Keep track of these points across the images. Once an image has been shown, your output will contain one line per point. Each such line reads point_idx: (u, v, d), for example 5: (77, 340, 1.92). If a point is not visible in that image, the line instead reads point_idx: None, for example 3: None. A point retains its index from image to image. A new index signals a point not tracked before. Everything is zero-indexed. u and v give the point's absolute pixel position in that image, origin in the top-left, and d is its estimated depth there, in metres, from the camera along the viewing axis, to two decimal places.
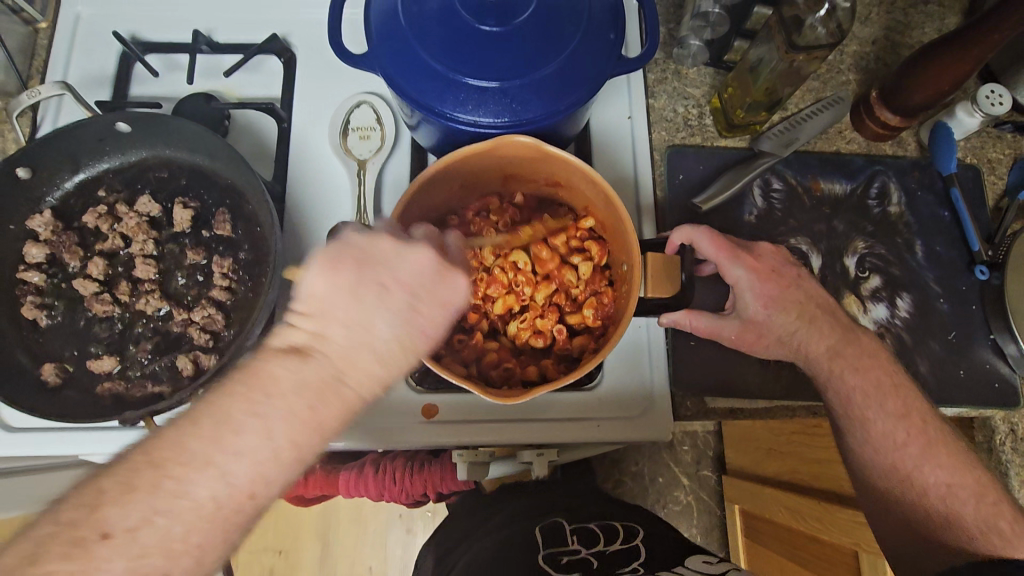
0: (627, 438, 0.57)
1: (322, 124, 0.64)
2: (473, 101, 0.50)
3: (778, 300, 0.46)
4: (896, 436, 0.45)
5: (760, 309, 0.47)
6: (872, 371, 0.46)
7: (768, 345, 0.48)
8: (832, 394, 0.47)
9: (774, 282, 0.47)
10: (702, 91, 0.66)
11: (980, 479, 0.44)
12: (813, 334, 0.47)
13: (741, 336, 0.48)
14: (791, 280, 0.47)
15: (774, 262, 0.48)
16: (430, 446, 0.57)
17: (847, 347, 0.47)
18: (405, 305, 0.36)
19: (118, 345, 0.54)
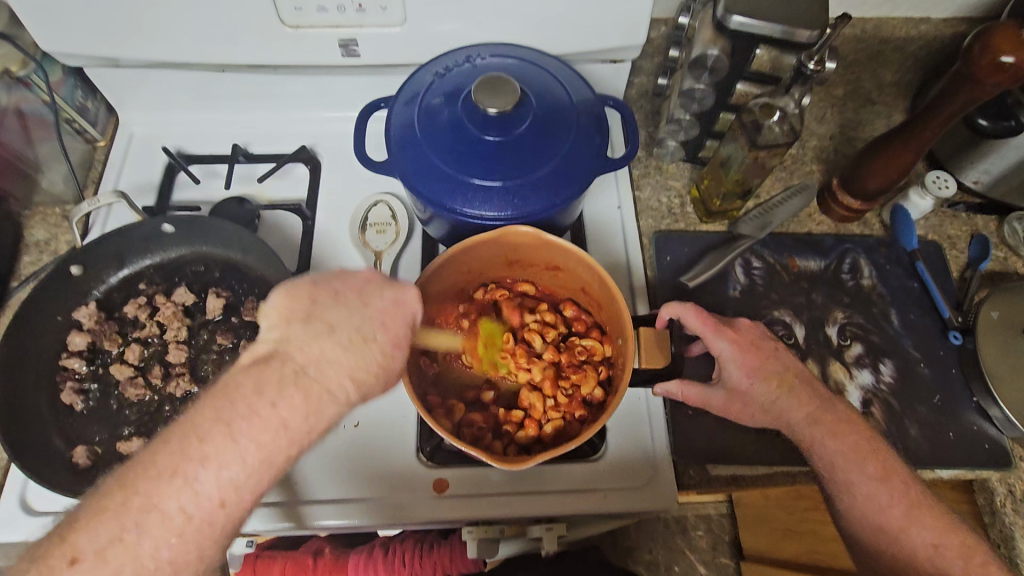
0: (633, 509, 0.58)
1: (343, 221, 0.72)
2: (480, 197, 0.57)
3: (760, 372, 0.50)
4: (880, 500, 0.47)
5: (743, 377, 0.51)
6: (851, 435, 0.49)
7: (756, 413, 0.51)
8: (817, 459, 0.49)
9: (755, 355, 0.51)
10: (682, 182, 0.75)
11: (966, 539, 0.45)
12: (795, 402, 0.50)
13: (727, 405, 0.52)
14: (770, 351, 0.51)
15: (756, 336, 0.52)
16: (441, 521, 0.59)
17: (829, 408, 0.50)
18: (359, 307, 0.40)
19: (148, 426, 0.57)
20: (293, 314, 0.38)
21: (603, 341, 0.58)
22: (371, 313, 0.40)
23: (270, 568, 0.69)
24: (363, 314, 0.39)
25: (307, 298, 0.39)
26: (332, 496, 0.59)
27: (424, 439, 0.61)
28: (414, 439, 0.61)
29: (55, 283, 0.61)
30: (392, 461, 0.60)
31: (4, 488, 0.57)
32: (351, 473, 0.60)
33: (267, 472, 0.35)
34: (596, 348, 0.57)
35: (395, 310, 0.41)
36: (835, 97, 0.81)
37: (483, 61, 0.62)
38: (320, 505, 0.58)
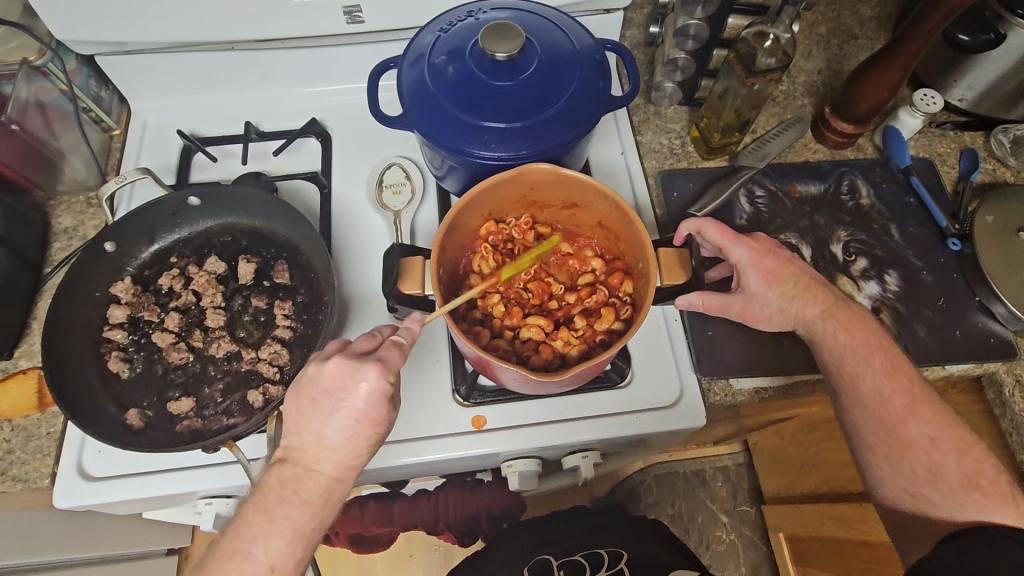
0: (663, 427, 0.61)
1: (359, 186, 0.74)
2: (495, 140, 0.60)
3: (776, 280, 0.54)
4: (884, 390, 0.53)
5: (761, 282, 0.54)
6: (861, 334, 0.54)
7: (774, 319, 0.56)
8: (831, 355, 0.54)
9: (772, 263, 0.54)
10: (681, 125, 0.78)
11: (964, 437, 0.51)
12: (808, 304, 0.54)
13: (744, 310, 0.55)
14: (787, 258, 0.55)
15: (773, 248, 0.56)
16: (482, 455, 0.61)
17: (841, 307, 0.55)
18: (334, 406, 0.46)
19: (194, 387, 0.60)
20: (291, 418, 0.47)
21: (622, 272, 0.61)
22: (347, 411, 0.46)
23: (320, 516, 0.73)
24: (341, 416, 0.46)
25: (296, 407, 0.47)
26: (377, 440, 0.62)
27: (459, 380, 0.63)
28: (449, 382, 0.64)
29: (91, 260, 0.63)
30: (431, 404, 0.63)
31: (61, 457, 0.59)
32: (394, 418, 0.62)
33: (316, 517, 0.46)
34: (615, 278, 0.60)
35: (366, 398, 0.46)
36: (819, 34, 0.85)
37: (485, 15, 0.64)
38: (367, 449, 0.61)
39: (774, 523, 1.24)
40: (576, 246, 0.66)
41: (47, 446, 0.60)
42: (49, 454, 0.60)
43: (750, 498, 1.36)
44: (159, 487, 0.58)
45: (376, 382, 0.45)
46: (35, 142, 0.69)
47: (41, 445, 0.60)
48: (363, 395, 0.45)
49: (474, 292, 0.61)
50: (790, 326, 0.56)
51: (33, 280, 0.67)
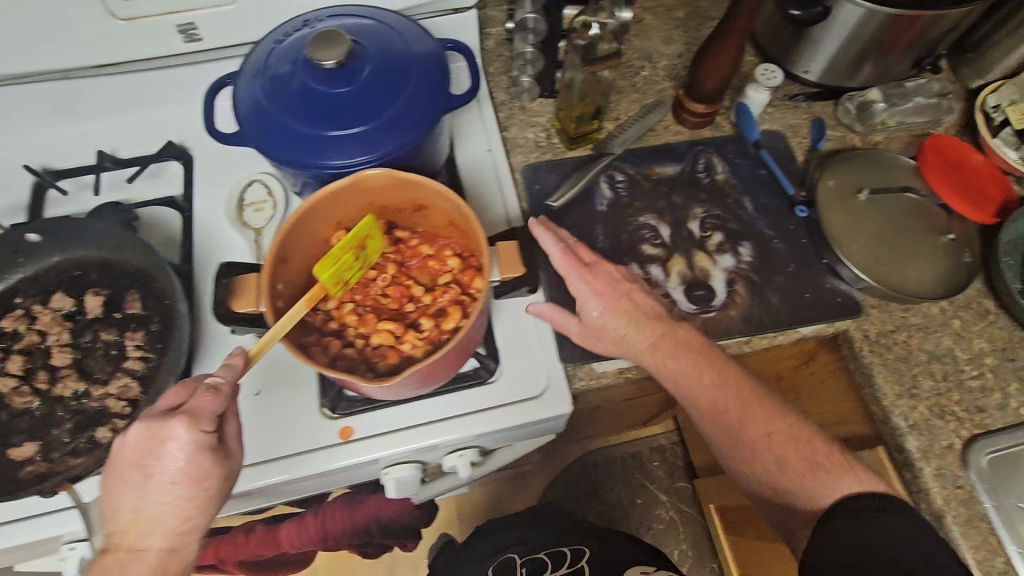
0: (530, 417, 0.62)
1: (220, 206, 0.73)
2: (333, 149, 0.59)
3: (612, 308, 0.59)
4: (716, 399, 0.57)
5: (598, 309, 0.59)
6: (691, 357, 0.58)
7: (616, 346, 0.59)
8: (666, 375, 0.58)
9: (608, 290, 0.60)
10: (546, 118, 0.79)
11: (797, 424, 0.57)
12: (645, 330, 0.59)
13: (585, 335, 0.60)
14: (620, 292, 0.60)
15: (611, 279, 0.61)
16: (353, 464, 0.61)
17: (667, 337, 0.59)
18: (143, 477, 0.46)
19: (40, 430, 0.58)
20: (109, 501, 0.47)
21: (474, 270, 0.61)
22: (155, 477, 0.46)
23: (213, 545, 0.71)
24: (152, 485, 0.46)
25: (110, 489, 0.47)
26: (243, 462, 0.61)
27: (326, 392, 0.63)
28: (317, 396, 0.63)
29: None
30: (299, 419, 0.62)
31: None
32: (260, 439, 0.61)
33: None
34: (467, 277, 0.60)
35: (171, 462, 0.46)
36: (677, 18, 0.87)
37: (322, 23, 0.62)
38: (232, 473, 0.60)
39: (706, 496, 1.27)
40: (435, 245, 0.65)
41: None
42: None
43: (685, 473, 1.39)
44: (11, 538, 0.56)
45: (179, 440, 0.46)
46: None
47: None
48: (171, 456, 0.46)
49: (328, 303, 0.60)
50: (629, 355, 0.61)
51: None
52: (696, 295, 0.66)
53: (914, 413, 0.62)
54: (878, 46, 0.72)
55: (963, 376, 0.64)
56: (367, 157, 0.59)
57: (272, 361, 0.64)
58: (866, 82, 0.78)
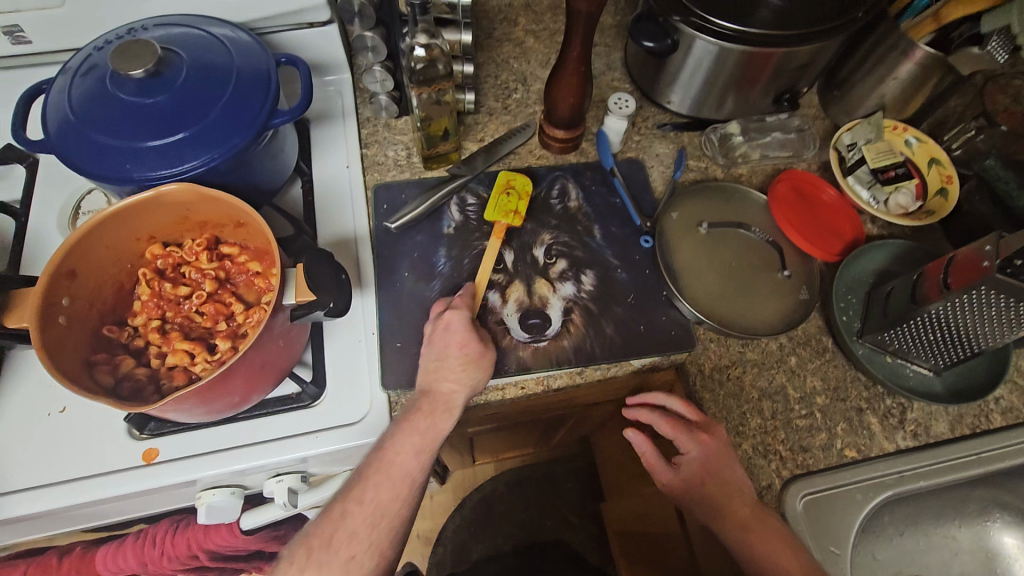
0: (346, 446, 0.59)
1: (54, 213, 0.70)
2: (132, 159, 0.57)
3: (703, 460, 0.59)
4: None
5: (693, 473, 0.59)
6: (742, 510, 0.56)
7: (691, 500, 0.60)
8: (733, 530, 0.55)
9: (720, 450, 0.59)
10: (409, 136, 0.78)
11: None
12: (729, 480, 0.58)
13: (672, 486, 0.62)
14: (726, 460, 0.59)
15: (721, 441, 0.59)
16: (152, 489, 0.58)
17: (756, 516, 0.56)
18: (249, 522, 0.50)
19: None
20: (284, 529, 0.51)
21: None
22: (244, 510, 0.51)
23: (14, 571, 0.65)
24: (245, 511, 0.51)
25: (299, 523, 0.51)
26: (31, 485, 0.56)
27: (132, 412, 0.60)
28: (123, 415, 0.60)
29: None
30: (98, 439, 0.58)
31: None
32: (51, 460, 0.57)
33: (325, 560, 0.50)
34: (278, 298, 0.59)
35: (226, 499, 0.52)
36: (558, 43, 0.87)
37: (145, 33, 0.62)
38: (16, 495, 0.56)
39: (607, 522, 1.26)
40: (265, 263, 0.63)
41: None
42: None
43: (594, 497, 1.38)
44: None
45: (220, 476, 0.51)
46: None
47: None
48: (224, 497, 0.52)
49: (136, 318, 0.59)
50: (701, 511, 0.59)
51: None
52: (531, 324, 0.64)
53: (737, 451, 0.62)
54: (732, 81, 0.72)
55: (792, 416, 0.63)
56: (169, 168, 0.57)
57: None
58: (727, 116, 0.78)
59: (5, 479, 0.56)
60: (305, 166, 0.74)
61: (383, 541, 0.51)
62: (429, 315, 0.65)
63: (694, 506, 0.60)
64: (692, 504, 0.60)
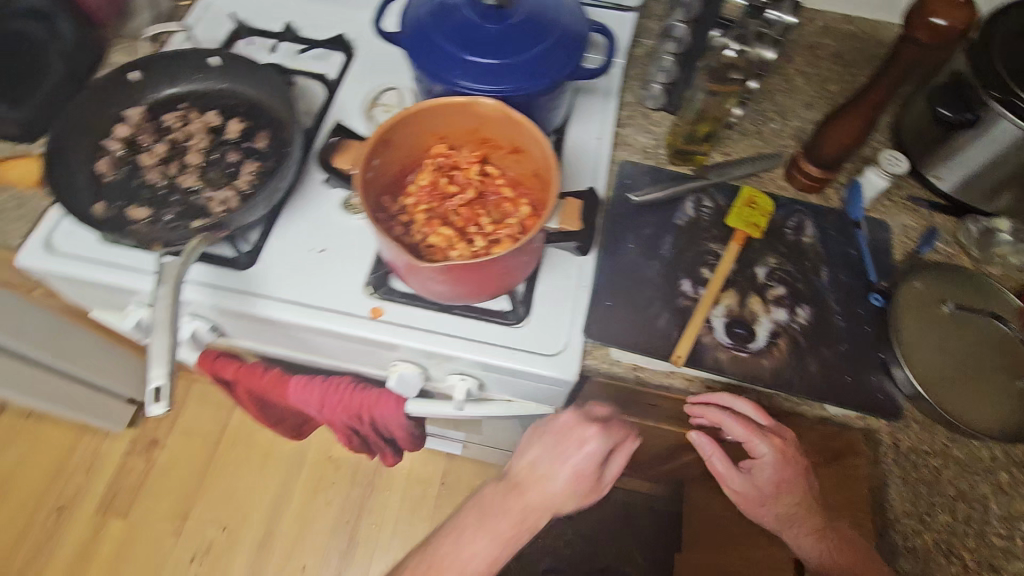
0: (536, 370, 0.65)
1: (357, 98, 0.83)
2: (462, 67, 0.67)
3: (776, 462, 0.62)
4: None
5: (772, 484, 0.63)
6: (814, 519, 0.63)
7: (764, 505, 0.65)
8: (812, 537, 0.62)
9: (790, 452, 0.63)
10: (662, 130, 0.82)
11: None
12: (801, 489, 0.63)
13: (744, 492, 0.66)
14: (801, 467, 0.63)
15: (793, 447, 0.63)
16: (372, 340, 0.67)
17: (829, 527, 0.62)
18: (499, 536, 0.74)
19: (158, 202, 0.69)
20: (500, 516, 0.75)
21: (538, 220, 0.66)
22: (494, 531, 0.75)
23: (228, 367, 0.76)
24: (492, 537, 0.74)
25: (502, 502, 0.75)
26: (287, 300, 0.68)
27: (373, 274, 0.69)
28: (365, 274, 0.70)
29: (118, 82, 0.73)
30: (344, 286, 0.69)
31: (37, 227, 0.69)
32: (308, 287, 0.69)
33: (496, 537, 0.74)
34: (529, 221, 0.65)
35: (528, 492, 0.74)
36: (828, 91, 0.87)
37: None
38: (274, 303, 0.68)
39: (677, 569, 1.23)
40: (516, 189, 0.71)
41: (26, 214, 0.70)
42: (27, 222, 0.70)
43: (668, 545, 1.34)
44: (109, 277, 0.68)
45: (552, 464, 0.72)
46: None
47: (27, 213, 0.70)
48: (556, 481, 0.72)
49: (406, 199, 0.67)
50: (777, 522, 0.64)
51: (75, 88, 0.79)
52: (735, 332, 0.65)
53: (915, 538, 0.59)
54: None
55: (987, 530, 0.59)
56: (487, 85, 0.67)
57: (344, 231, 0.72)
58: (997, 210, 0.74)
59: (271, 288, 0.68)
60: (564, 126, 0.81)
61: (527, 529, 0.74)
62: (642, 288, 0.68)
63: (768, 511, 0.65)
64: (776, 516, 0.64)
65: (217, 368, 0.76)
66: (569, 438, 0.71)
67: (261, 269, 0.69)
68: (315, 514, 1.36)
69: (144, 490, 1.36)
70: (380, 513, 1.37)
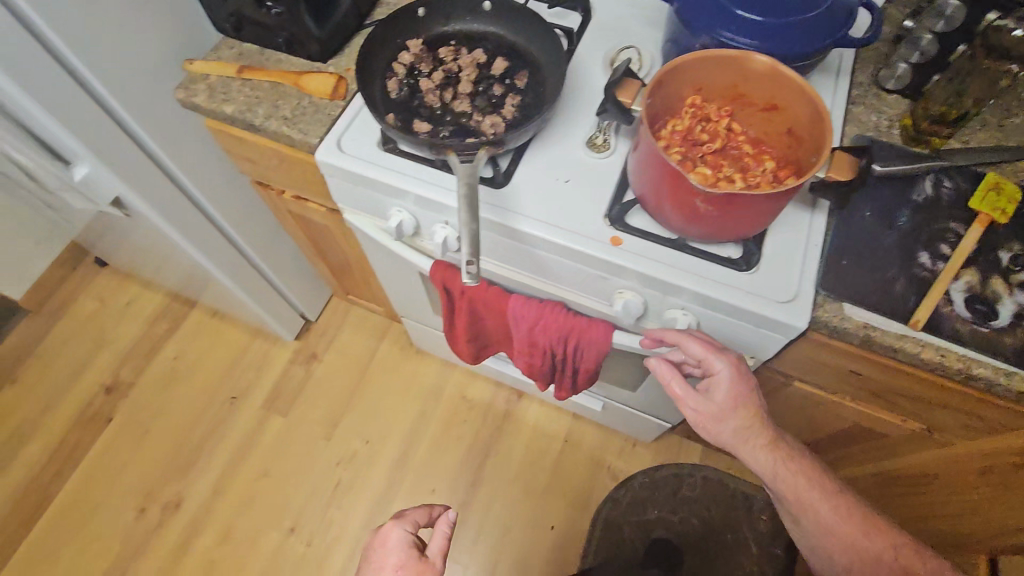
0: (765, 313, 0.69)
1: (597, 53, 0.89)
2: (724, 24, 0.73)
3: (765, 399, 0.75)
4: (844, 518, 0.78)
5: (729, 399, 0.74)
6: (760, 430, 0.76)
7: (717, 418, 0.76)
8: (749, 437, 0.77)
9: (755, 380, 0.74)
10: (896, 111, 0.83)
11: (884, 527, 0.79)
12: (752, 406, 0.75)
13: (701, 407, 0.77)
14: (753, 386, 0.74)
15: (745, 368, 0.73)
16: (610, 265, 0.74)
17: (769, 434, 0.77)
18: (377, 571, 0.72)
19: (435, 121, 0.78)
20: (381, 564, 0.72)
21: (788, 174, 0.70)
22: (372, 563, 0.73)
23: (458, 277, 0.86)
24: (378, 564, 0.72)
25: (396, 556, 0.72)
26: (536, 221, 0.76)
27: (613, 207, 0.76)
28: (605, 207, 0.76)
29: (408, 15, 0.83)
30: (588, 215, 0.76)
31: (330, 132, 0.81)
32: (555, 211, 0.76)
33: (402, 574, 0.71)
34: (782, 174, 0.69)
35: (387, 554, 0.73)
36: None
37: None
38: (526, 221, 0.76)
39: None
40: (756, 147, 0.75)
41: (323, 120, 0.82)
42: (323, 127, 0.82)
43: (786, 539, 1.34)
44: (387, 180, 0.78)
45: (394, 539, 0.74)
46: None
47: (323, 119, 0.82)
48: (378, 566, 0.73)
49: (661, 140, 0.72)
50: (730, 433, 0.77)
51: (355, 25, 0.89)
52: (976, 307, 0.67)
53: None
54: None
55: None
56: (743, 43, 0.73)
57: (588, 167, 0.79)
58: None
59: (522, 208, 0.76)
60: None
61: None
62: (877, 255, 0.71)
63: (727, 423, 0.76)
64: (720, 433, 0.78)
65: (447, 278, 0.86)
66: (382, 557, 0.73)
67: (514, 190, 0.77)
68: (447, 445, 1.48)
69: (302, 397, 1.52)
70: (507, 455, 1.47)
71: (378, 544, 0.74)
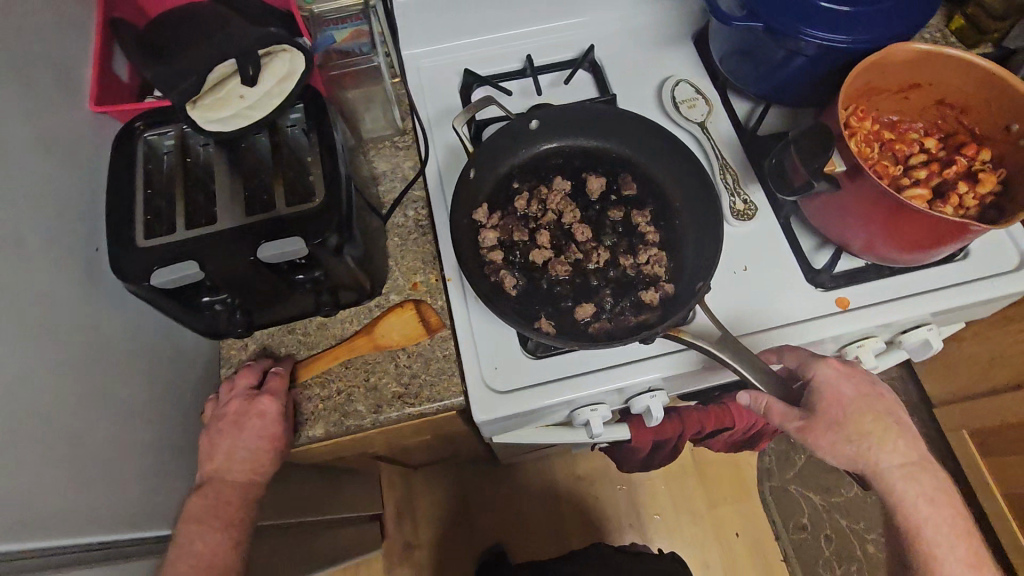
0: (1012, 288, 0.65)
1: (650, 105, 0.75)
2: (829, 24, 0.59)
3: (871, 399, 0.57)
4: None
5: (847, 407, 0.56)
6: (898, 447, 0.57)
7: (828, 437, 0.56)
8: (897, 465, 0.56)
9: (865, 383, 0.58)
10: (939, 19, 0.80)
11: None
12: (875, 417, 0.57)
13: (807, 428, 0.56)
14: (872, 392, 0.58)
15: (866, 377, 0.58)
16: (853, 331, 0.65)
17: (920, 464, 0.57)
18: None
19: (586, 294, 0.61)
20: None
21: (967, 144, 0.64)
22: None
23: (668, 424, 0.73)
24: None
25: None
26: (757, 330, 0.64)
27: (816, 274, 0.66)
28: (805, 276, 0.66)
29: (461, 185, 0.63)
30: (795, 293, 0.65)
31: (467, 375, 0.60)
32: (768, 306, 0.65)
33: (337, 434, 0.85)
34: (967, 149, 0.63)
35: None
36: None
37: None
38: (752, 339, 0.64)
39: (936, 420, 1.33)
40: (898, 130, 0.68)
41: (447, 368, 0.62)
42: (454, 373, 0.61)
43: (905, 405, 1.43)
44: (577, 389, 0.60)
45: None
46: (328, 98, 0.65)
47: (443, 366, 0.62)
48: None
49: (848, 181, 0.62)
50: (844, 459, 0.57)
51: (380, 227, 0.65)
52: None
53: None
54: None
55: None
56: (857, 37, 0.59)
57: (754, 242, 0.68)
58: None
59: (738, 327, 0.64)
60: None
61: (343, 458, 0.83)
62: None
63: (840, 447, 0.56)
64: (850, 460, 0.57)
65: (657, 433, 0.72)
66: None
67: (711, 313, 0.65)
68: None
69: None
70: None
71: (251, 413, 0.55)
